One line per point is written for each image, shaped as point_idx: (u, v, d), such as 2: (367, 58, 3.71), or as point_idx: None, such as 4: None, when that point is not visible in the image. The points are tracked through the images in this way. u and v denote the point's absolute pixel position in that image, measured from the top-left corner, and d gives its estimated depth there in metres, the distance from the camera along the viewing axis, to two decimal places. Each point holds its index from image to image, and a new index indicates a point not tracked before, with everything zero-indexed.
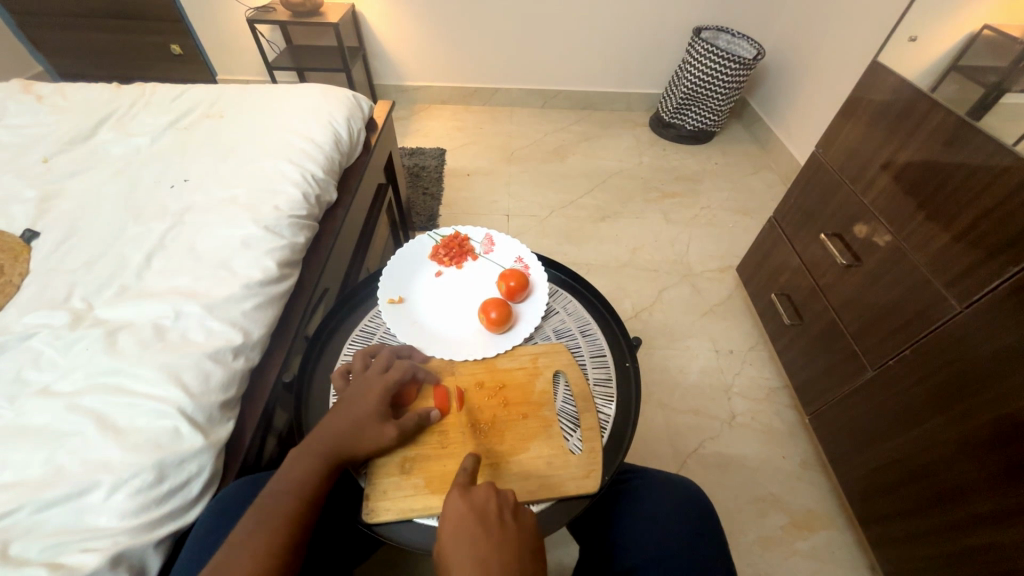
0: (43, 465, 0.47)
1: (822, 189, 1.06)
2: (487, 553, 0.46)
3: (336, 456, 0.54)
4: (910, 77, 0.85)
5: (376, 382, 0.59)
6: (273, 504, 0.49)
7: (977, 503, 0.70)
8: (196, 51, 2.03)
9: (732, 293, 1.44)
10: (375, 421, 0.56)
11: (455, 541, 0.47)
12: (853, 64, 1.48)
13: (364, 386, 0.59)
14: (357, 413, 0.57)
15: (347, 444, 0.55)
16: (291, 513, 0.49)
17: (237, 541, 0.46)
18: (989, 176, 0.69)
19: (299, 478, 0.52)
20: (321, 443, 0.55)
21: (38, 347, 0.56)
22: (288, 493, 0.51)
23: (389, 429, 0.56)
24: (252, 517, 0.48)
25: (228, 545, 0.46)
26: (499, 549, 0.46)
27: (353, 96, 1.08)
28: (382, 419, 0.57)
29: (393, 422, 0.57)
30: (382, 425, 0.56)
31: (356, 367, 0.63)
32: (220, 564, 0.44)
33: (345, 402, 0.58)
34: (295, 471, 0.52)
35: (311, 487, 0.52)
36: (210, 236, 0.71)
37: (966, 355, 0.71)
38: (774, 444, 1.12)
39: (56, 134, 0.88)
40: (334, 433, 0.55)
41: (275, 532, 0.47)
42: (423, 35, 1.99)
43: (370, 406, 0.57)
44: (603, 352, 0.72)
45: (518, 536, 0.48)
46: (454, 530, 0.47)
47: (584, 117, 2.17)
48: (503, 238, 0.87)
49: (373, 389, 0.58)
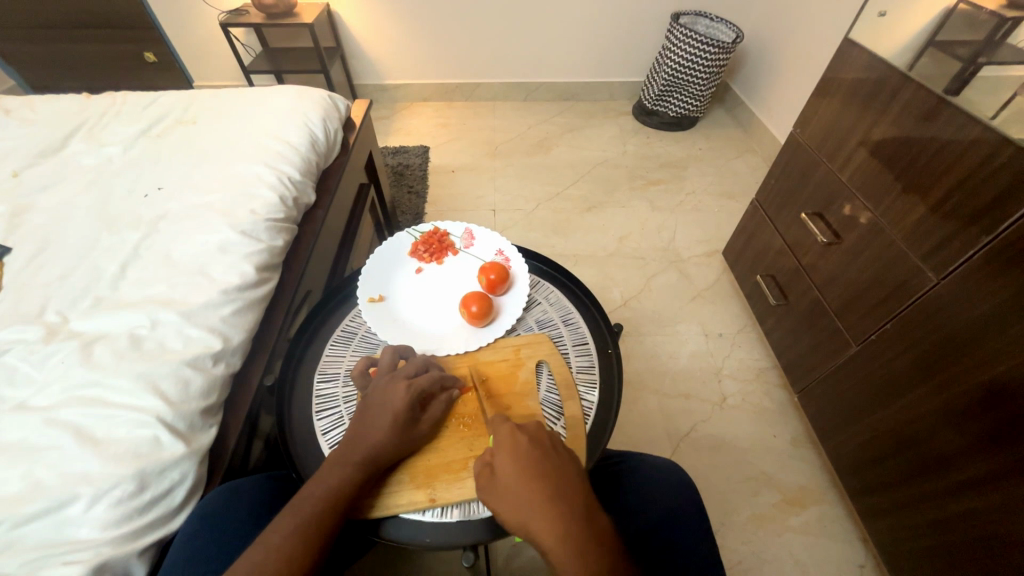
0: (20, 481, 0.46)
1: (801, 169, 1.06)
2: (548, 478, 0.48)
3: (370, 463, 0.54)
4: (884, 54, 0.84)
5: (404, 387, 0.57)
6: (308, 510, 0.50)
7: (963, 471, 0.70)
8: (171, 58, 2.01)
9: (720, 276, 1.45)
10: (406, 427, 0.56)
11: (516, 467, 0.49)
12: (830, 43, 1.49)
13: (392, 391, 0.57)
14: (388, 418, 0.56)
15: (382, 451, 0.55)
16: (323, 518, 0.49)
17: (274, 546, 0.47)
18: (959, 148, 0.70)
19: (335, 486, 0.52)
20: (357, 450, 0.54)
21: (12, 362, 0.55)
22: (322, 501, 0.50)
23: (422, 428, 0.57)
24: (285, 524, 0.48)
25: (263, 549, 0.47)
26: (559, 473, 0.49)
27: (329, 96, 1.07)
28: (413, 421, 0.57)
29: (424, 421, 0.58)
30: (414, 428, 0.57)
31: (383, 367, 0.61)
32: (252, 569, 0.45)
33: (373, 407, 0.57)
34: (330, 478, 0.52)
35: (344, 494, 0.52)
36: (187, 244, 0.71)
37: (944, 327, 0.72)
38: (765, 424, 1.13)
39: (26, 148, 0.86)
40: (370, 442, 0.54)
41: (305, 539, 0.48)
42: (401, 33, 1.97)
43: (399, 411, 0.56)
44: (585, 340, 0.73)
45: (570, 464, 0.51)
46: (512, 461, 0.50)
47: (567, 108, 2.17)
48: (483, 232, 0.87)
49: (400, 394, 0.57)
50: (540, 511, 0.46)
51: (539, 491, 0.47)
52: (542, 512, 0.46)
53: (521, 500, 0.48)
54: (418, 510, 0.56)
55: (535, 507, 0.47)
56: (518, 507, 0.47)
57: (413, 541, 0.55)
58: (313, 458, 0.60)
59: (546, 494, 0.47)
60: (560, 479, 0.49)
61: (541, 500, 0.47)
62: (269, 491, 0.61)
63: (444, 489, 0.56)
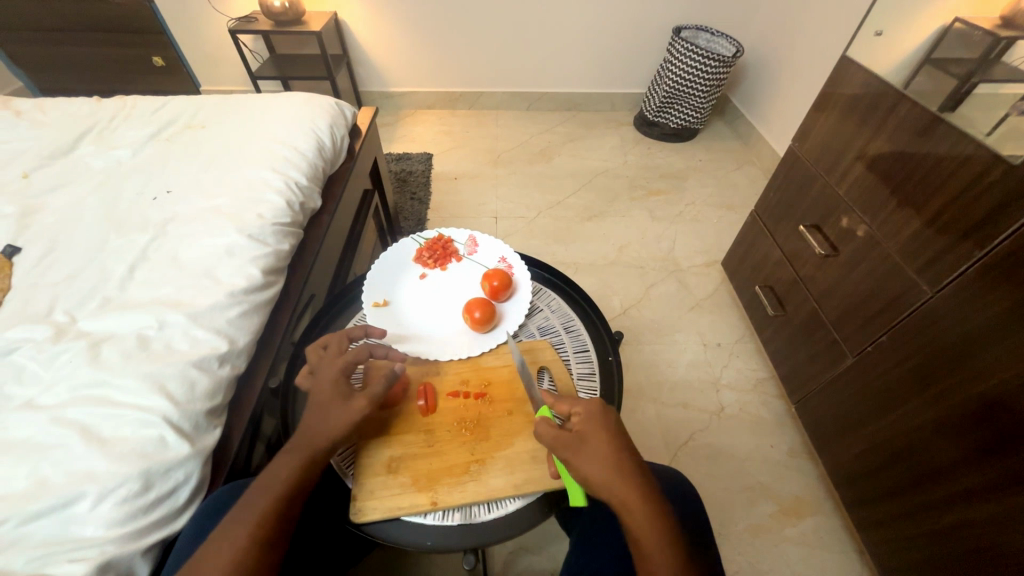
0: (27, 478, 0.47)
1: (800, 181, 1.08)
2: (634, 463, 0.52)
3: (316, 451, 0.54)
4: (881, 71, 0.86)
5: (329, 371, 0.58)
6: (256, 501, 0.50)
7: (957, 483, 0.71)
8: (179, 62, 2.03)
9: (719, 286, 1.47)
10: (340, 399, 0.57)
11: (608, 444, 0.52)
12: (828, 59, 1.52)
13: (320, 370, 0.59)
14: (321, 396, 0.57)
15: (323, 436, 0.55)
16: (269, 506, 0.50)
17: (218, 533, 0.47)
18: (953, 164, 0.72)
19: (283, 477, 0.52)
20: (298, 440, 0.55)
21: (21, 361, 0.56)
22: (268, 490, 0.51)
23: (359, 402, 0.57)
24: (239, 510, 0.49)
25: (208, 538, 0.47)
26: (632, 455, 0.53)
27: (336, 103, 1.08)
28: (346, 399, 0.57)
29: (359, 396, 0.57)
30: (349, 405, 0.57)
31: (310, 358, 0.62)
32: (198, 557, 0.46)
33: (308, 397, 0.58)
34: (278, 470, 0.53)
35: (294, 482, 0.52)
36: (194, 246, 0.72)
37: (937, 339, 0.74)
38: (762, 434, 1.14)
39: (37, 149, 0.88)
40: (308, 429, 0.55)
41: (260, 526, 0.48)
42: (406, 42, 2.00)
43: (326, 392, 0.57)
44: (586, 348, 0.74)
45: (641, 455, 0.54)
46: (606, 445, 0.52)
47: (570, 118, 2.19)
48: (487, 239, 0.88)
49: (325, 377, 0.58)
50: (627, 494, 0.49)
51: (630, 478, 0.50)
52: (638, 499, 0.49)
53: (604, 476, 0.50)
54: (419, 513, 0.56)
55: (620, 486, 0.50)
56: (610, 482, 0.50)
57: (415, 544, 0.55)
58: None
59: (631, 475, 0.50)
60: (638, 466, 0.52)
61: (629, 481, 0.50)
62: None
63: (446, 493, 0.56)
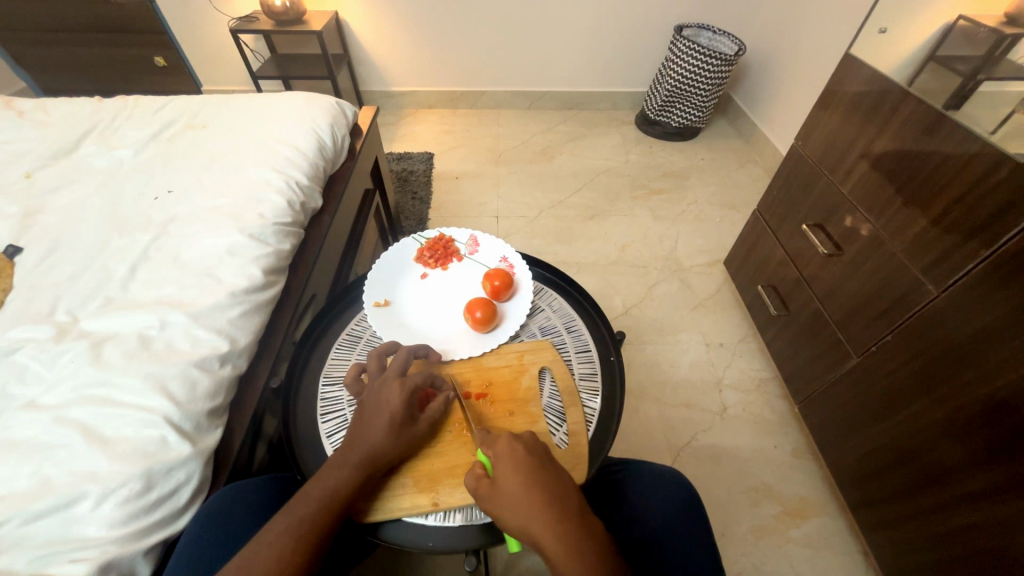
0: (29, 478, 0.47)
1: (803, 180, 1.07)
2: (548, 493, 0.49)
3: (370, 464, 0.54)
4: (885, 69, 0.86)
5: (398, 387, 0.58)
6: (304, 510, 0.50)
7: (962, 483, 0.71)
8: (181, 62, 2.04)
9: (721, 286, 1.46)
10: (403, 426, 0.56)
11: (519, 480, 0.50)
12: (831, 57, 1.51)
13: (386, 392, 0.58)
14: (386, 418, 0.56)
15: (380, 449, 0.55)
16: (318, 517, 0.50)
17: (266, 541, 0.47)
18: (959, 162, 0.71)
19: (334, 486, 0.52)
20: (354, 452, 0.54)
21: (23, 361, 0.56)
22: (317, 500, 0.51)
23: (420, 425, 0.58)
24: (283, 522, 0.49)
25: (254, 544, 0.47)
26: (552, 479, 0.50)
27: (337, 103, 1.08)
28: (408, 419, 0.57)
29: (421, 419, 0.58)
30: (411, 425, 0.57)
31: (369, 368, 0.62)
32: (243, 563, 0.46)
33: (369, 409, 0.57)
34: (329, 479, 0.52)
35: (344, 494, 0.52)
36: (196, 246, 0.72)
37: (943, 339, 0.73)
38: (766, 434, 1.14)
39: (40, 149, 0.88)
40: (366, 441, 0.55)
41: (307, 538, 0.48)
42: (407, 41, 2.00)
43: (394, 408, 0.56)
44: (588, 348, 0.73)
45: (566, 478, 0.51)
46: (515, 474, 0.50)
47: (571, 117, 2.19)
48: (488, 238, 0.88)
49: (395, 393, 0.57)
50: (542, 524, 0.47)
51: (545, 507, 0.48)
52: (552, 529, 0.46)
53: (515, 513, 0.48)
54: (422, 514, 0.56)
55: (534, 522, 0.47)
56: (521, 515, 0.48)
57: (417, 544, 0.55)
58: (317, 460, 0.61)
59: (544, 502, 0.48)
60: (557, 490, 0.49)
61: (542, 510, 0.47)
62: (272, 493, 0.61)
63: (447, 494, 0.56)
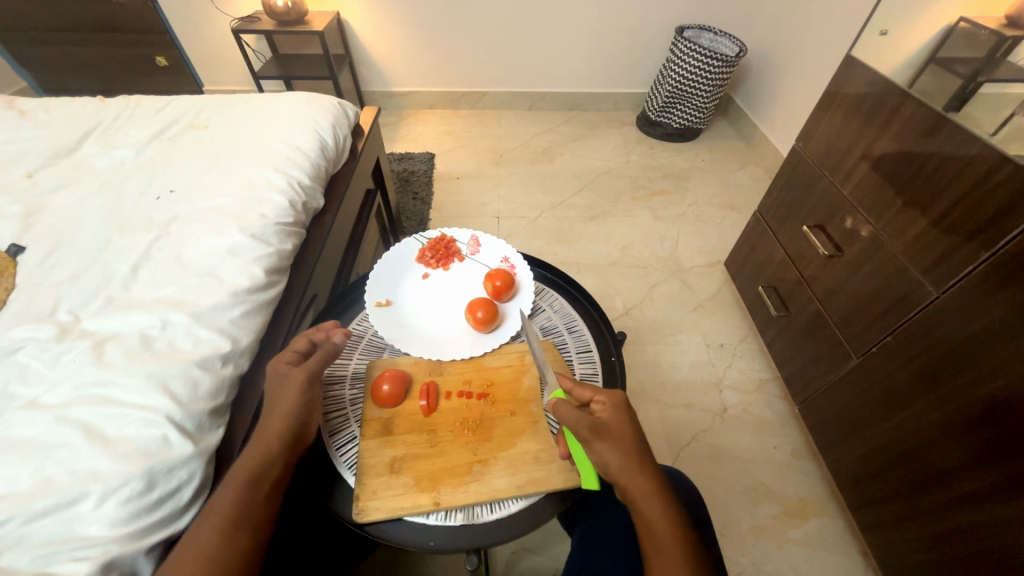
0: (30, 478, 0.47)
1: (804, 181, 1.07)
2: (648, 460, 0.53)
3: (294, 442, 0.56)
4: (886, 71, 0.86)
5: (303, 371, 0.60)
6: (239, 490, 0.50)
7: (962, 485, 0.71)
8: (182, 61, 2.04)
9: (722, 286, 1.46)
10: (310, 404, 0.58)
11: (626, 444, 0.53)
12: (831, 58, 1.51)
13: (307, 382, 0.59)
14: (297, 400, 0.58)
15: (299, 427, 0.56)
16: (251, 493, 0.50)
17: (199, 520, 0.47)
18: (959, 164, 0.71)
19: (260, 464, 0.53)
20: (277, 432, 0.55)
21: (26, 360, 0.56)
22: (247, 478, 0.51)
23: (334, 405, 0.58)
24: (220, 510, 0.48)
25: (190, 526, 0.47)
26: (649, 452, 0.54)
27: (339, 103, 1.08)
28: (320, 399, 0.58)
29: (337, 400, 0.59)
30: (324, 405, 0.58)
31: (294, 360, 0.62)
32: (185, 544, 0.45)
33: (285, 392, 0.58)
34: (255, 457, 0.53)
35: (273, 471, 0.53)
36: (198, 246, 0.72)
37: (944, 340, 0.73)
38: (766, 435, 1.14)
39: (42, 148, 0.88)
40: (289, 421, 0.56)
41: (247, 515, 0.49)
42: (409, 42, 2.00)
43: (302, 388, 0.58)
44: (589, 349, 0.73)
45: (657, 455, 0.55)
46: (623, 439, 0.53)
47: (572, 117, 2.19)
48: (489, 239, 0.88)
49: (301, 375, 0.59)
50: (642, 485, 0.51)
51: (644, 472, 0.52)
52: (647, 492, 0.51)
53: (616, 465, 0.52)
54: (422, 514, 0.56)
55: (633, 477, 0.51)
56: (621, 469, 0.52)
57: (417, 544, 0.55)
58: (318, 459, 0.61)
59: (645, 469, 0.52)
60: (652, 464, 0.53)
61: (641, 472, 0.52)
62: None
63: (448, 493, 0.56)
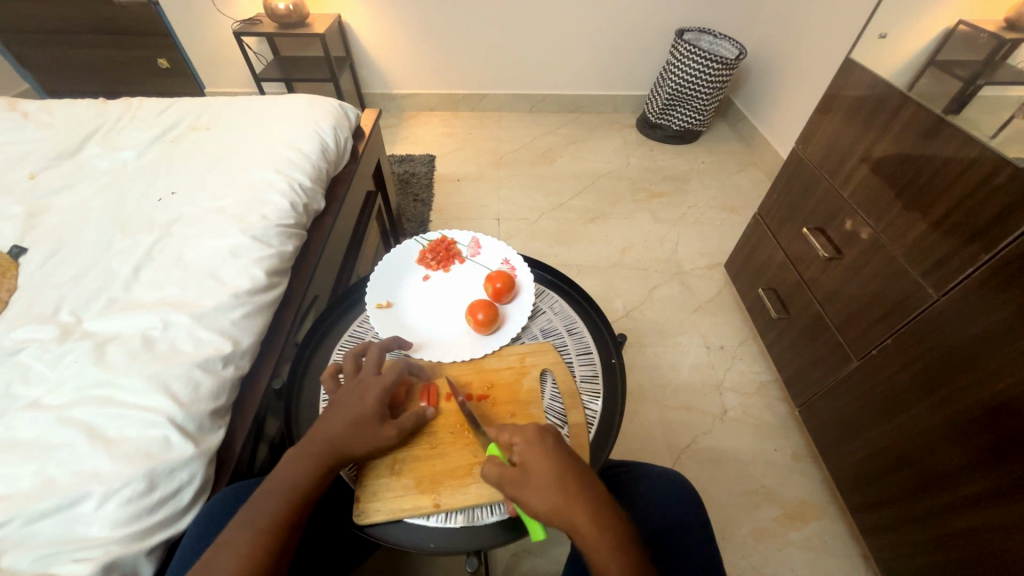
0: (32, 478, 0.47)
1: (804, 183, 1.07)
2: (579, 491, 0.49)
3: (335, 456, 0.54)
4: (884, 74, 0.86)
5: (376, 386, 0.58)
6: (267, 508, 0.49)
7: (963, 487, 0.71)
8: (184, 63, 2.05)
9: (722, 288, 1.46)
10: (367, 426, 0.56)
11: (552, 483, 0.49)
12: (831, 61, 1.51)
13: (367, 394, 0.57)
14: (353, 416, 0.56)
15: (346, 443, 0.54)
16: (279, 510, 0.49)
17: (226, 541, 0.47)
18: (959, 167, 0.71)
19: (292, 479, 0.52)
20: (314, 446, 0.54)
21: (28, 361, 0.56)
22: (278, 494, 0.50)
23: (388, 428, 0.57)
24: (248, 529, 0.48)
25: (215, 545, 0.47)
26: (581, 482, 0.50)
27: (340, 105, 1.09)
28: (380, 419, 0.57)
29: (391, 422, 0.57)
30: (380, 427, 0.56)
31: (346, 369, 0.62)
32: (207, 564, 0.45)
33: (338, 405, 0.57)
34: (287, 472, 0.52)
35: (304, 488, 0.52)
36: (199, 247, 0.72)
37: (944, 342, 0.73)
38: (766, 437, 1.14)
39: (44, 150, 0.88)
40: (332, 433, 0.55)
41: (273, 534, 0.48)
42: (409, 44, 2.01)
43: (368, 406, 0.57)
44: (590, 351, 0.74)
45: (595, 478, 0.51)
46: (544, 480, 0.50)
47: (572, 119, 2.20)
48: (490, 241, 0.88)
49: (372, 391, 0.58)
50: (581, 526, 0.47)
51: (580, 509, 0.48)
52: (589, 531, 0.47)
53: (547, 510, 0.49)
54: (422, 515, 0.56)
55: (569, 517, 0.48)
56: (554, 513, 0.48)
57: (417, 545, 0.56)
58: None
59: (580, 503, 0.48)
60: (588, 494, 0.49)
61: (577, 511, 0.48)
62: None
63: (449, 495, 0.56)
